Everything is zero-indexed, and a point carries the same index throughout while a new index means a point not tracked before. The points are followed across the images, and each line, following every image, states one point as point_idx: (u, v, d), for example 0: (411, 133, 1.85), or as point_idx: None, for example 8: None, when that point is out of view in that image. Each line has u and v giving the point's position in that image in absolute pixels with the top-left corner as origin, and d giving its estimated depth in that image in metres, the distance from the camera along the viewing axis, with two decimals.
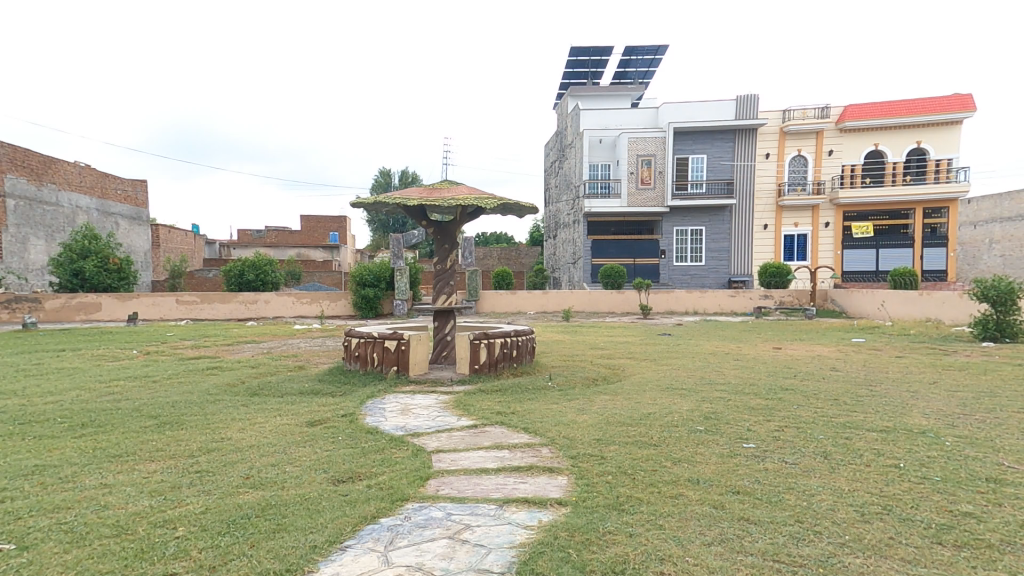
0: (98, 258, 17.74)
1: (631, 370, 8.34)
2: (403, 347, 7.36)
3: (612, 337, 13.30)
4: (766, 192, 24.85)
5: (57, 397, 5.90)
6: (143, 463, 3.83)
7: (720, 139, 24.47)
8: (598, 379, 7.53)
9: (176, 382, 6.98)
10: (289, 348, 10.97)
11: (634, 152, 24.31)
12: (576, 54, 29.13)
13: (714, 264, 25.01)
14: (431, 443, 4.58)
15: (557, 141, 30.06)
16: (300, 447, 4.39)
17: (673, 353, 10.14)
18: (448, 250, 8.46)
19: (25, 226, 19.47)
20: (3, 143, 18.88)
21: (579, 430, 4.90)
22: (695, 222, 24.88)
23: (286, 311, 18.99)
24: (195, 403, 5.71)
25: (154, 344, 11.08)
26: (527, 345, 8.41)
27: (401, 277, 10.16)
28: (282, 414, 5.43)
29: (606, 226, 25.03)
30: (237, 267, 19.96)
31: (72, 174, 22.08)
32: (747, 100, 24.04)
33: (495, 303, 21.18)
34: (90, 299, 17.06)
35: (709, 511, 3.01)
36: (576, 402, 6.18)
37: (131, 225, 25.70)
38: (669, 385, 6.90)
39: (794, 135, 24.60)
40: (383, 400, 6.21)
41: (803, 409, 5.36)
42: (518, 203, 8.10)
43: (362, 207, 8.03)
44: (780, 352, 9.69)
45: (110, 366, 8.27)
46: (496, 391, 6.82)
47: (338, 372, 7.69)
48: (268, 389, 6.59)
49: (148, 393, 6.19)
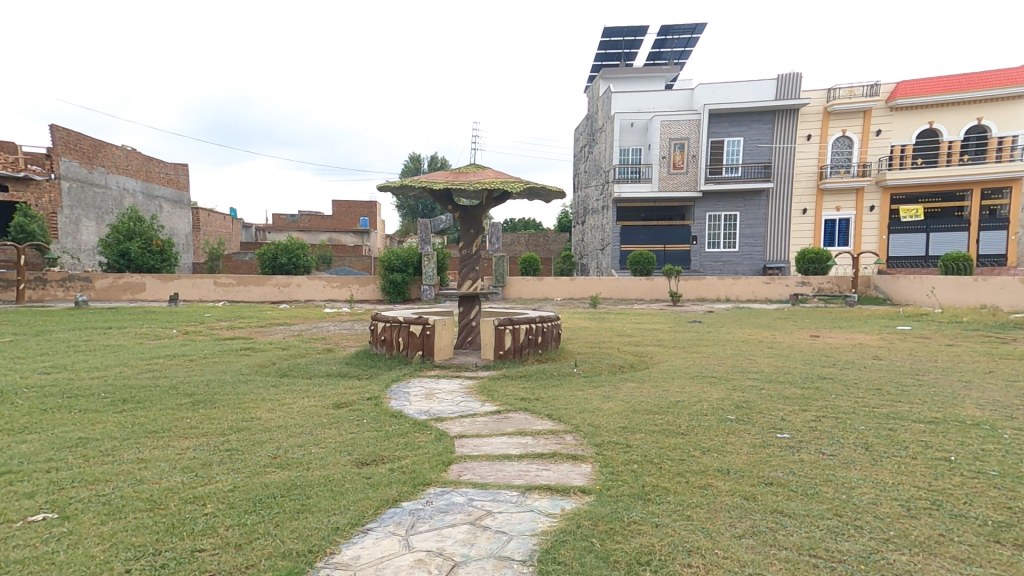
0: (143, 240, 18.42)
1: (660, 357, 8.17)
2: (428, 332, 7.38)
3: (641, 324, 13.07)
4: (805, 176, 23.90)
5: (102, 372, 6.15)
6: (178, 439, 3.94)
7: (758, 120, 23.58)
8: (625, 366, 7.40)
9: (211, 361, 7.18)
10: (319, 331, 11.18)
11: (667, 134, 23.66)
12: (609, 34, 28.42)
13: (748, 250, 24.27)
14: (454, 428, 4.57)
15: (587, 125, 29.55)
16: (326, 428, 4.44)
17: (704, 340, 9.89)
18: (474, 235, 8.41)
19: (78, 208, 20.34)
20: (57, 127, 19.72)
21: (604, 418, 4.81)
22: (729, 206, 24.14)
23: (318, 294, 19.38)
24: (229, 382, 5.86)
25: (192, 324, 11.46)
26: (553, 332, 8.32)
27: (428, 262, 10.18)
28: (310, 396, 5.51)
29: (636, 211, 24.54)
30: (271, 251, 20.42)
31: (120, 158, 22.86)
32: (788, 79, 23.03)
33: (522, 289, 21.12)
34: (136, 279, 17.74)
35: (741, 503, 2.88)
36: (602, 389, 6.08)
37: (173, 208, 26.58)
38: (700, 373, 6.71)
39: (840, 115, 23.47)
40: (408, 384, 6.24)
41: (842, 399, 5.13)
42: (546, 186, 7.97)
43: (390, 191, 8.04)
44: (819, 341, 9.32)
45: (151, 344, 8.58)
46: (521, 377, 6.78)
47: (365, 355, 7.78)
48: (297, 371, 6.71)
49: (185, 371, 6.40)
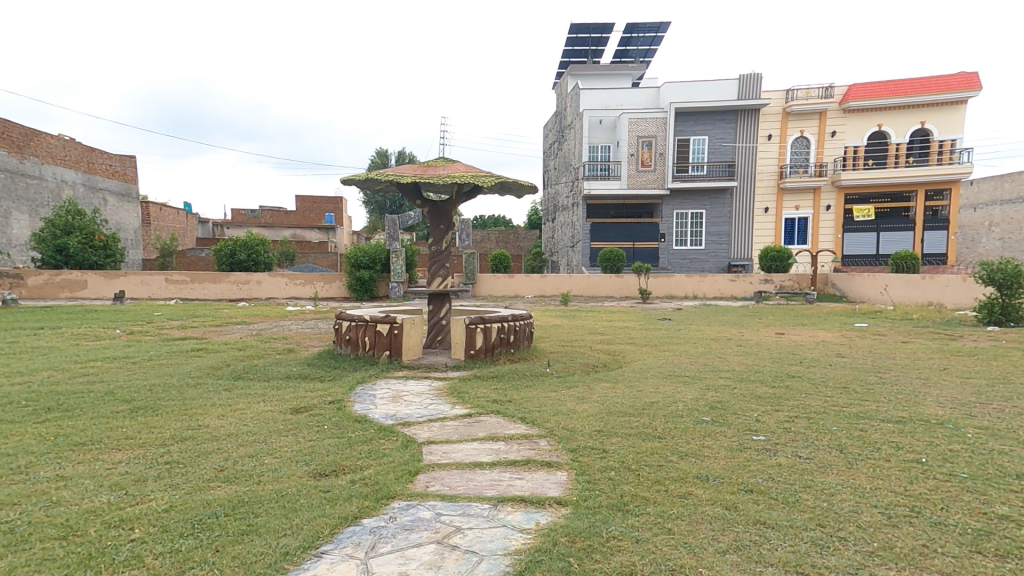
0: (83, 234, 17.31)
1: (632, 355, 8.10)
2: (395, 331, 7.08)
3: (611, 322, 13.03)
4: (767, 175, 24.49)
5: (29, 379, 5.64)
6: (108, 452, 3.58)
7: (722, 120, 23.98)
8: (598, 366, 7.28)
9: (158, 364, 6.72)
10: (279, 330, 10.69)
11: (634, 132, 23.80)
12: (576, 31, 28.43)
13: (715, 249, 24.70)
14: (422, 433, 4.32)
15: (556, 122, 29.51)
16: (282, 436, 4.13)
17: (674, 338, 9.89)
18: (444, 231, 8.13)
19: (6, 200, 19.00)
20: None
21: (579, 421, 4.65)
22: (696, 205, 24.50)
23: (280, 292, 18.69)
24: (175, 387, 5.45)
25: (139, 324, 10.80)
26: (525, 331, 8.14)
27: (396, 259, 9.82)
28: (266, 400, 5.17)
29: (606, 209, 24.63)
30: (228, 247, 19.57)
31: (56, 148, 21.59)
32: (750, 79, 23.47)
33: (492, 286, 20.91)
34: (75, 276, 16.72)
35: (722, 513, 2.75)
36: (575, 390, 5.93)
37: (120, 202, 25.23)
38: (672, 372, 6.65)
39: (797, 115, 24.06)
40: (374, 386, 5.95)
41: (812, 398, 5.13)
42: (518, 182, 7.77)
43: (354, 184, 7.67)
44: (783, 338, 9.44)
45: (91, 346, 8.00)
46: (492, 377, 6.57)
47: (328, 356, 7.42)
48: (253, 373, 6.33)
49: (126, 375, 5.94)
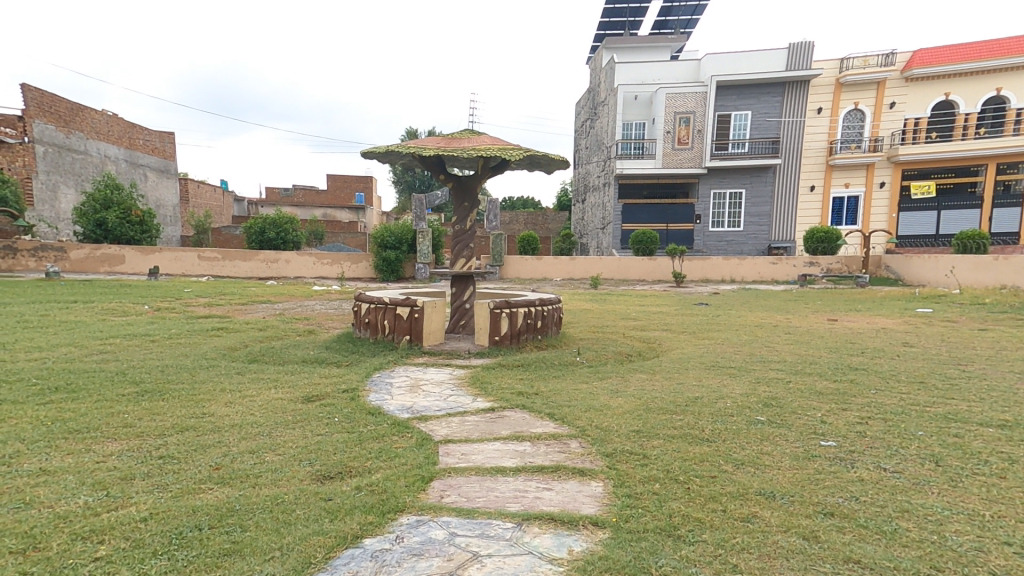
0: (121, 209, 17.50)
1: (669, 343, 7.52)
2: (416, 315, 6.70)
3: (645, 307, 12.39)
4: (815, 151, 23.05)
5: (44, 354, 5.46)
6: (101, 441, 3.25)
7: (767, 93, 22.56)
8: (633, 354, 6.75)
9: (175, 342, 6.50)
10: (303, 310, 10.49)
11: (672, 108, 22.64)
12: (613, 2, 27.16)
13: (754, 231, 23.52)
14: (439, 430, 3.91)
15: (589, 98, 28.46)
16: (288, 429, 3.75)
17: (713, 324, 9.23)
18: (468, 209, 7.66)
19: (54, 174, 19.43)
20: (30, 87, 18.70)
21: (614, 419, 4.15)
22: (735, 184, 23.27)
23: (308, 271, 18.66)
24: (186, 368, 5.17)
25: (166, 300, 10.76)
26: (553, 316, 7.66)
27: (423, 240, 9.41)
28: (278, 386, 4.84)
29: (639, 188, 23.68)
30: (257, 225, 19.60)
31: (101, 122, 21.91)
32: (800, 48, 21.95)
33: (520, 268, 20.46)
34: (114, 251, 16.92)
35: (799, 545, 2.24)
36: (608, 382, 5.43)
37: (159, 177, 25.63)
38: (716, 363, 6.07)
39: (852, 87, 22.59)
40: (391, 374, 5.59)
41: (884, 395, 4.48)
42: (547, 155, 7.22)
43: (375, 158, 7.25)
44: (837, 325, 8.66)
45: (114, 321, 7.87)
46: (518, 366, 6.13)
47: (347, 339, 7.11)
48: (268, 355, 6.03)
49: (141, 353, 5.71)
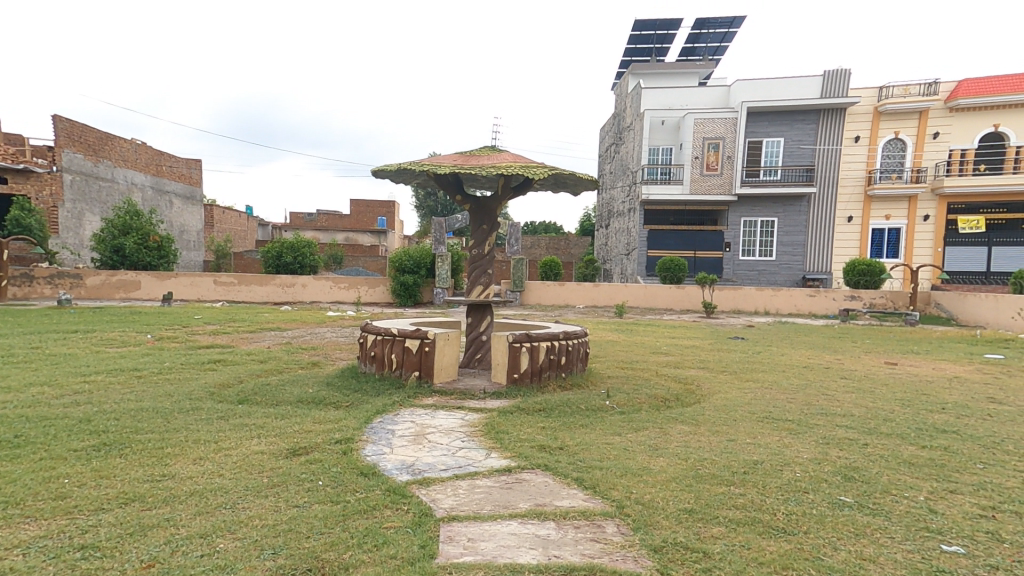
0: (139, 235, 17.48)
1: (708, 386, 6.66)
2: (426, 349, 6.07)
3: (675, 340, 11.50)
4: (852, 180, 22.02)
5: (15, 395, 4.93)
6: (12, 524, 2.61)
7: (801, 120, 21.75)
8: (669, 399, 5.91)
9: (163, 378, 5.94)
10: (312, 339, 9.92)
11: (700, 134, 21.99)
12: (640, 28, 26.97)
13: (787, 260, 22.44)
14: (442, 501, 3.18)
15: (614, 125, 28.05)
16: (260, 498, 3.07)
17: (755, 363, 8.30)
18: (487, 232, 7.03)
19: (80, 202, 19.70)
20: (60, 117, 19.11)
21: (658, 491, 3.35)
22: (768, 212, 22.33)
23: (324, 296, 18.30)
24: (163, 412, 4.56)
25: (173, 328, 10.35)
26: (579, 352, 6.91)
27: (442, 264, 8.80)
28: (263, 435, 4.18)
29: (665, 215, 22.93)
30: (275, 249, 19.44)
31: (129, 151, 22.31)
32: (837, 75, 21.17)
33: (541, 294, 19.77)
34: (130, 277, 16.83)
35: None
36: (645, 435, 4.61)
37: (184, 204, 25.97)
38: (767, 414, 5.20)
39: (891, 115, 21.59)
40: (394, 418, 4.90)
41: (999, 474, 3.57)
42: (574, 175, 6.62)
43: (387, 177, 6.72)
44: (898, 370, 7.66)
45: (108, 354, 7.40)
46: (539, 412, 5.35)
47: (351, 375, 6.47)
48: (261, 395, 5.39)
49: (120, 393, 5.15)
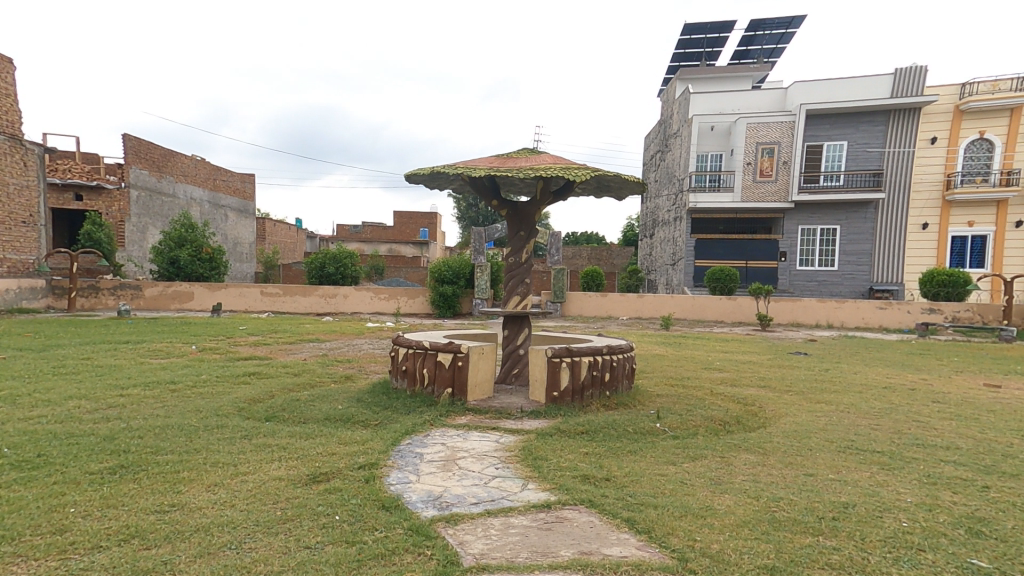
0: (193, 247, 18.16)
1: (773, 407, 5.98)
2: (460, 364, 5.73)
3: (729, 354, 10.69)
4: (927, 185, 20.53)
5: (50, 408, 4.87)
6: (1, 566, 2.37)
7: (867, 121, 20.35)
8: (729, 421, 5.30)
9: (196, 392, 5.81)
10: (349, 351, 9.78)
11: (753, 139, 20.92)
12: (690, 31, 26.24)
13: (847, 268, 20.98)
14: (471, 545, 2.75)
15: (659, 131, 27.28)
16: (268, 537, 2.73)
17: (826, 382, 7.48)
18: (525, 239, 6.61)
19: (145, 216, 20.70)
20: (129, 136, 20.17)
21: (729, 541, 2.79)
22: (826, 218, 20.97)
23: (365, 306, 18.40)
24: (188, 429, 4.35)
25: (217, 339, 10.48)
26: (624, 368, 6.36)
27: (481, 274, 8.46)
28: (284, 457, 3.89)
29: (714, 223, 21.90)
30: (319, 260, 19.77)
31: (190, 167, 23.37)
32: (909, 73, 19.76)
33: (583, 305, 19.15)
34: (184, 288, 17.41)
35: None
36: (705, 465, 4.04)
37: (238, 218, 26.97)
38: (848, 443, 4.51)
39: (976, 114, 19.95)
40: (424, 440, 4.54)
41: None
42: (618, 177, 6.13)
43: (422, 182, 6.46)
44: (1003, 394, 6.68)
45: (150, 365, 7.42)
46: (581, 435, 4.85)
47: (383, 390, 6.18)
48: (289, 411, 5.16)
49: (152, 408, 5.02)
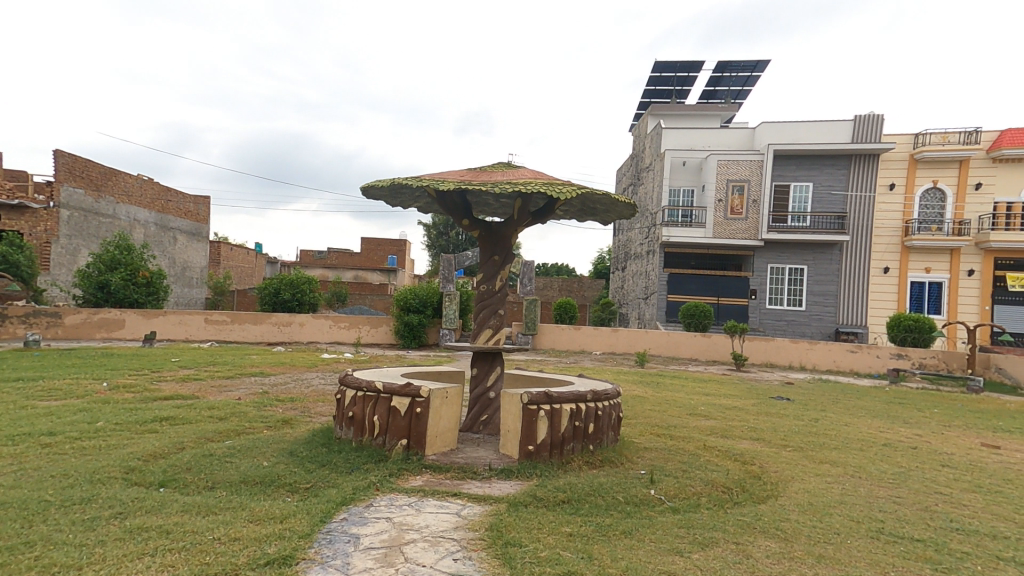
0: (128, 270, 16.64)
1: (774, 465, 5.28)
2: (418, 412, 4.79)
3: (710, 397, 9.94)
4: (887, 230, 20.91)
5: None
6: None
7: (831, 165, 20.73)
8: (734, 486, 4.50)
9: (80, 449, 4.69)
10: (295, 388, 8.64)
11: (724, 176, 20.87)
12: (660, 70, 26.74)
13: (818, 311, 20.98)
14: None
15: (632, 166, 27.33)
16: None
17: (819, 435, 6.80)
18: (499, 264, 5.81)
19: (76, 238, 19.07)
20: (63, 152, 18.66)
21: None
22: (797, 259, 21.03)
23: (322, 336, 17.15)
24: (33, 510, 3.36)
25: (139, 374, 9.17)
26: (610, 417, 5.52)
27: (451, 304, 7.55)
28: (158, 552, 2.87)
29: (686, 259, 21.68)
30: (273, 285, 18.46)
31: (134, 187, 21.86)
32: (868, 120, 20.33)
33: (555, 338, 18.41)
34: (114, 316, 15.81)
35: None
36: (722, 557, 3.20)
37: (189, 240, 25.39)
38: (877, 526, 3.75)
39: (929, 164, 20.60)
40: (364, 514, 3.55)
41: None
42: (606, 197, 5.44)
43: (382, 195, 5.61)
44: (1005, 457, 6.20)
45: (36, 410, 6.14)
46: (562, 506, 3.96)
47: (324, 441, 5.13)
48: (195, 474, 4.13)
49: (1, 478, 3.93)
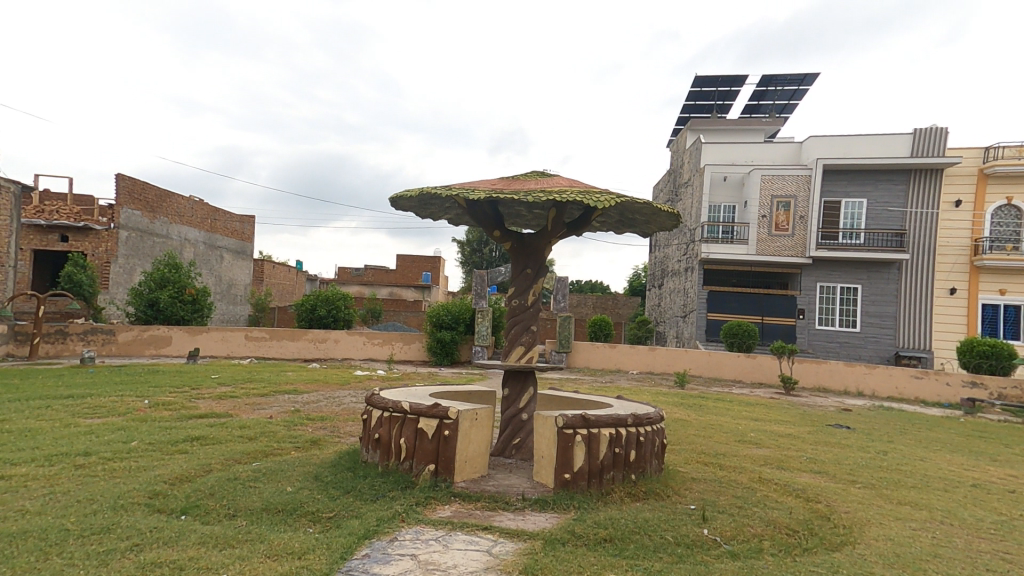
0: (175, 288, 17.14)
1: (844, 504, 4.72)
2: (446, 434, 4.50)
3: (761, 424, 9.28)
4: (954, 249, 19.65)
5: None
6: None
7: (886, 178, 19.68)
8: (799, 528, 4.00)
9: (110, 471, 4.61)
10: (326, 406, 8.52)
11: (769, 191, 20.07)
12: (701, 84, 26.25)
13: (873, 331, 19.72)
14: None
15: (669, 181, 26.75)
16: None
17: (893, 471, 6.14)
18: (532, 277, 5.51)
19: (133, 257, 19.90)
20: (124, 176, 19.61)
21: None
22: (849, 277, 19.92)
23: (357, 353, 17.19)
24: (50, 540, 3.23)
25: (178, 390, 9.25)
26: (654, 444, 5.08)
27: (483, 321, 7.27)
28: None
29: (727, 276, 20.86)
30: (310, 303, 18.72)
31: (186, 208, 22.77)
32: (931, 133, 19.23)
33: (590, 357, 17.90)
34: (161, 332, 16.29)
35: None
36: None
37: (234, 258, 26.23)
38: None
39: (1002, 178, 19.24)
40: (387, 551, 3.26)
41: None
42: (647, 206, 5.10)
43: (411, 207, 5.45)
44: None
45: (77, 427, 6.17)
46: (603, 545, 3.57)
47: (349, 465, 4.89)
48: (217, 500, 3.95)
49: (28, 503, 3.83)
